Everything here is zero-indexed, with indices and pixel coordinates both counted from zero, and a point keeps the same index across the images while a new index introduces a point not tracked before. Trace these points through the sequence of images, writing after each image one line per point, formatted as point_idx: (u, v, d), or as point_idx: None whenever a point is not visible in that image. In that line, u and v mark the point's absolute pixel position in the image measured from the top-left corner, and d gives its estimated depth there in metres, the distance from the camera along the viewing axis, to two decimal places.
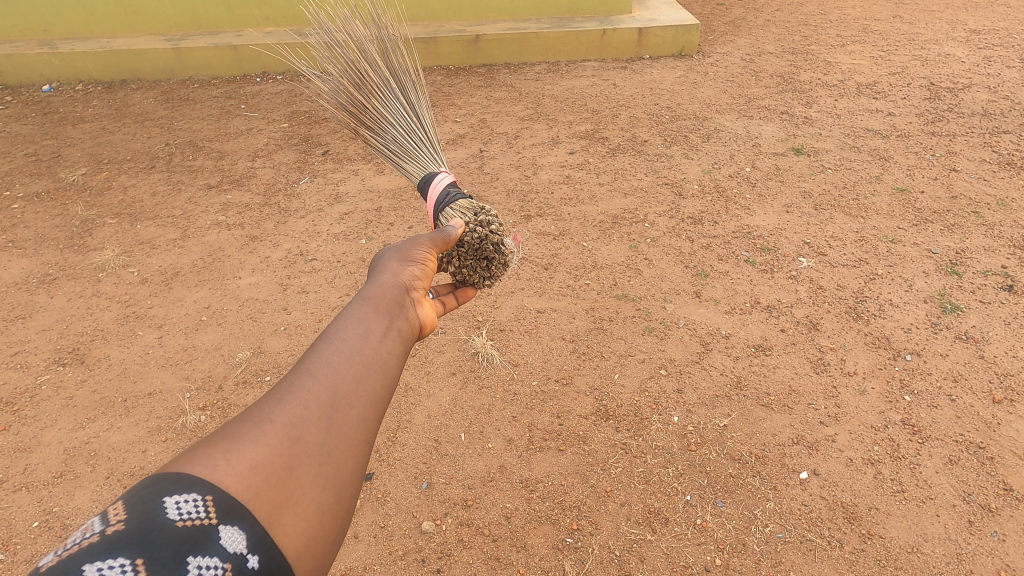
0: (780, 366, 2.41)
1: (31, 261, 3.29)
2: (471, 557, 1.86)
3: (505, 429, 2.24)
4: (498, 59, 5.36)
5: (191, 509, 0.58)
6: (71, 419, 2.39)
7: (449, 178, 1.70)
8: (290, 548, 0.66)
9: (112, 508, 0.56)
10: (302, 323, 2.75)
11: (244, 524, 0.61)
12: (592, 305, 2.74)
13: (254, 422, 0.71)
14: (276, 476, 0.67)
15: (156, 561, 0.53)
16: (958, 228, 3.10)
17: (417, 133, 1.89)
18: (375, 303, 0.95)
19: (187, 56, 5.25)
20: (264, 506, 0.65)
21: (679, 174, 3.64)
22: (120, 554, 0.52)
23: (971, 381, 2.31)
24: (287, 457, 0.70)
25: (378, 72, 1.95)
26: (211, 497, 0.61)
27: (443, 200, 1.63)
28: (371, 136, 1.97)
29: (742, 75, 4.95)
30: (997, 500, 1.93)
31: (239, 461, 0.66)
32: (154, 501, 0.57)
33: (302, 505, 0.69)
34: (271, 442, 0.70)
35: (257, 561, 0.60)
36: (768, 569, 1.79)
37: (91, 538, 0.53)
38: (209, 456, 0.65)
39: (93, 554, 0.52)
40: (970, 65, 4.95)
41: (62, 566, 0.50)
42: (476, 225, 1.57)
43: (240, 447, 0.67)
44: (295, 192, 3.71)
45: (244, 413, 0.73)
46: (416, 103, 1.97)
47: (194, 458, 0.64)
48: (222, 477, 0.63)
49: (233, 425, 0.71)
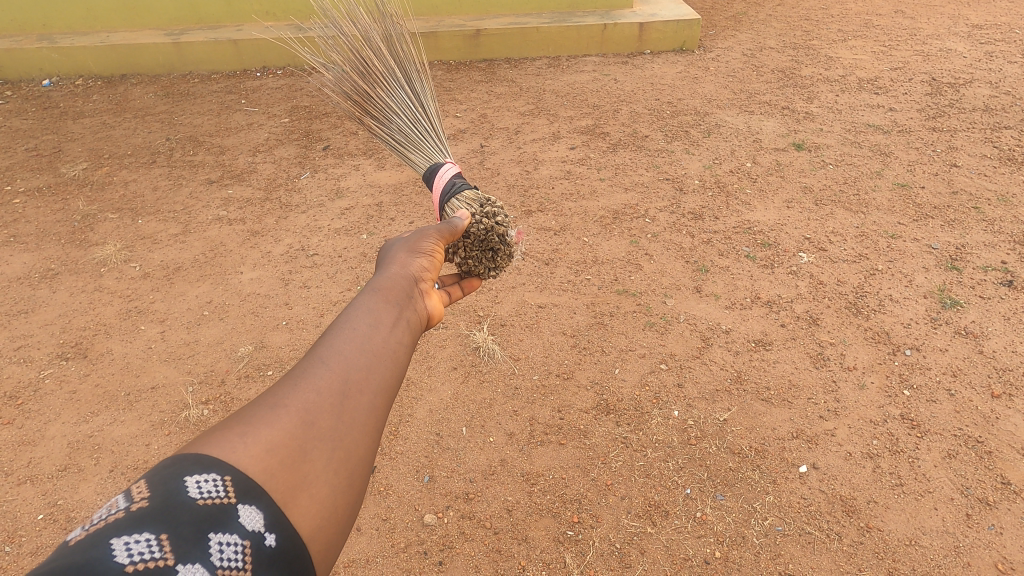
0: (780, 361, 2.42)
1: (33, 255, 3.30)
2: (472, 550, 1.88)
3: (506, 423, 2.25)
4: (499, 54, 5.35)
5: (211, 488, 0.61)
6: (74, 413, 2.40)
7: (455, 169, 1.71)
8: (304, 529, 0.67)
9: (136, 487, 0.60)
10: (303, 317, 2.76)
11: (261, 504, 0.63)
12: (593, 300, 2.75)
13: (269, 407, 0.72)
14: (290, 459, 0.69)
15: (179, 537, 0.56)
16: (958, 223, 3.11)
17: (422, 122, 1.89)
18: (384, 294, 0.96)
19: (187, 50, 5.24)
20: (280, 487, 0.66)
21: (680, 170, 3.65)
22: (145, 529, 0.55)
23: (970, 375, 2.32)
24: (301, 441, 0.71)
25: (383, 61, 1.96)
26: (229, 477, 0.63)
27: (449, 191, 1.65)
28: (376, 126, 1.98)
29: (743, 70, 4.94)
30: (995, 494, 1.94)
31: (255, 444, 0.68)
32: (175, 481, 0.59)
33: (316, 488, 0.70)
34: (286, 426, 0.71)
35: (274, 540, 0.62)
36: (767, 561, 1.80)
37: (117, 514, 0.57)
38: (226, 439, 0.67)
39: (120, 529, 0.55)
40: (972, 60, 4.94)
41: (91, 540, 0.54)
42: (482, 217, 1.59)
43: (256, 430, 0.69)
44: (296, 187, 3.72)
45: (259, 399, 0.74)
46: (422, 93, 1.96)
47: (212, 441, 0.66)
48: (239, 459, 0.65)
49: (249, 409, 0.72)
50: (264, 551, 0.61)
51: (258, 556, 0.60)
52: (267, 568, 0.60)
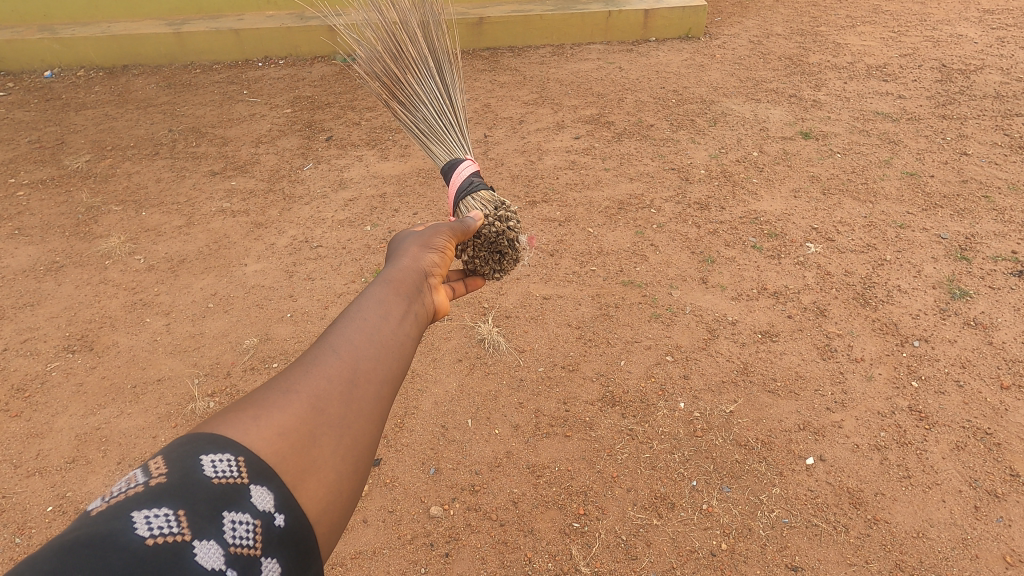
0: (787, 352, 2.40)
1: (38, 248, 3.30)
2: (478, 542, 1.89)
3: (512, 415, 2.25)
4: (503, 42, 5.29)
5: (226, 467, 0.61)
6: (81, 405, 2.41)
7: (472, 166, 1.68)
8: (311, 510, 0.67)
9: (153, 462, 0.59)
10: (308, 310, 2.75)
11: (272, 485, 0.63)
12: (598, 291, 2.74)
13: (279, 391, 0.72)
14: (300, 444, 0.68)
15: (196, 514, 0.56)
16: (968, 213, 3.08)
17: (448, 115, 1.89)
18: (395, 286, 0.95)
19: (188, 40, 5.20)
20: (290, 471, 0.66)
21: (686, 159, 3.61)
22: (163, 504, 0.55)
23: (979, 367, 2.30)
24: (311, 426, 0.70)
25: (418, 49, 1.97)
26: (244, 458, 0.63)
27: (464, 188, 1.62)
28: (401, 111, 1.98)
29: (750, 58, 4.88)
30: (1003, 486, 1.93)
31: (268, 427, 0.67)
32: (192, 458, 0.59)
33: (324, 472, 0.69)
34: (298, 411, 0.70)
35: (284, 520, 0.62)
36: (774, 553, 1.80)
37: (136, 488, 0.56)
38: (239, 420, 0.66)
39: (140, 502, 0.55)
40: (983, 46, 4.86)
41: (111, 513, 0.54)
42: (495, 219, 1.58)
43: (269, 413, 0.68)
44: (299, 177, 3.70)
45: (271, 382, 0.74)
46: (451, 87, 1.98)
47: (226, 421, 0.66)
48: (251, 441, 0.64)
49: (260, 393, 0.71)
50: (274, 531, 0.61)
51: (268, 538, 0.60)
52: (276, 549, 0.60)
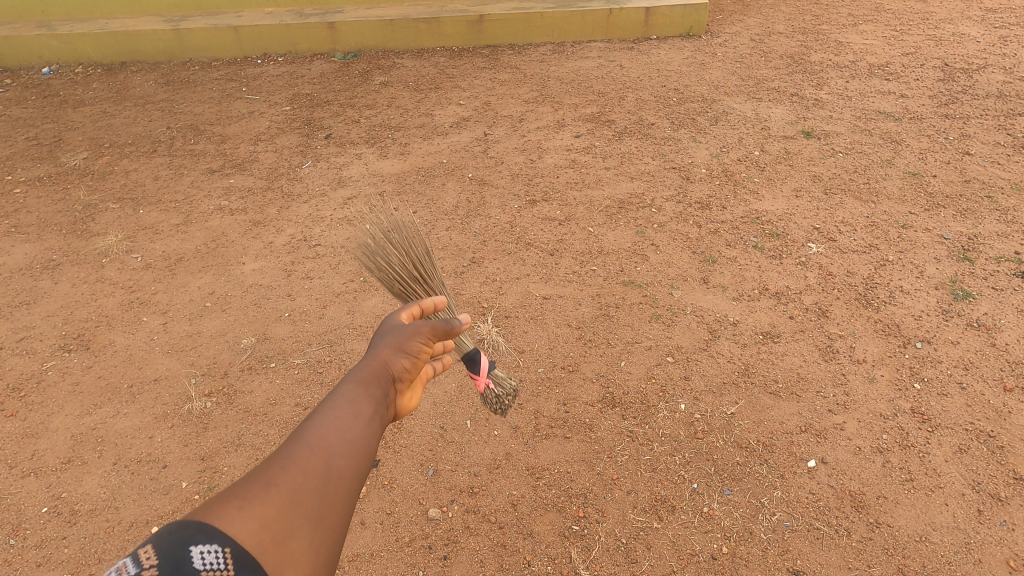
0: (789, 353, 2.39)
1: (35, 246, 3.27)
2: (477, 544, 1.87)
3: (511, 416, 2.23)
4: (503, 40, 5.26)
5: (213, 560, 0.61)
6: (77, 405, 2.39)
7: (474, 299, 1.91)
8: None
9: (142, 550, 0.59)
10: (306, 309, 2.73)
11: None
12: (598, 291, 2.72)
13: (261, 484, 0.70)
14: (282, 538, 0.68)
15: None
16: (971, 213, 3.06)
17: None
18: (379, 366, 0.91)
19: (187, 36, 5.17)
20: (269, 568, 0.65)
21: (687, 158, 3.59)
22: None
23: (982, 368, 2.28)
24: (292, 520, 0.69)
25: None
26: (230, 548, 0.63)
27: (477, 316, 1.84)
28: None
29: (751, 56, 4.86)
30: (1007, 490, 1.92)
31: (251, 519, 0.66)
32: (181, 549, 0.59)
33: (303, 565, 0.69)
34: (280, 502, 0.69)
35: None
36: (775, 557, 1.78)
37: None
38: (223, 512, 0.66)
39: None
40: (985, 45, 4.84)
41: None
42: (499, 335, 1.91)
43: (251, 505, 0.67)
44: (298, 176, 3.68)
45: (252, 470, 0.72)
46: None
47: (209, 513, 0.65)
48: (236, 534, 0.64)
49: (241, 482, 0.70)
50: None
51: None
52: None
